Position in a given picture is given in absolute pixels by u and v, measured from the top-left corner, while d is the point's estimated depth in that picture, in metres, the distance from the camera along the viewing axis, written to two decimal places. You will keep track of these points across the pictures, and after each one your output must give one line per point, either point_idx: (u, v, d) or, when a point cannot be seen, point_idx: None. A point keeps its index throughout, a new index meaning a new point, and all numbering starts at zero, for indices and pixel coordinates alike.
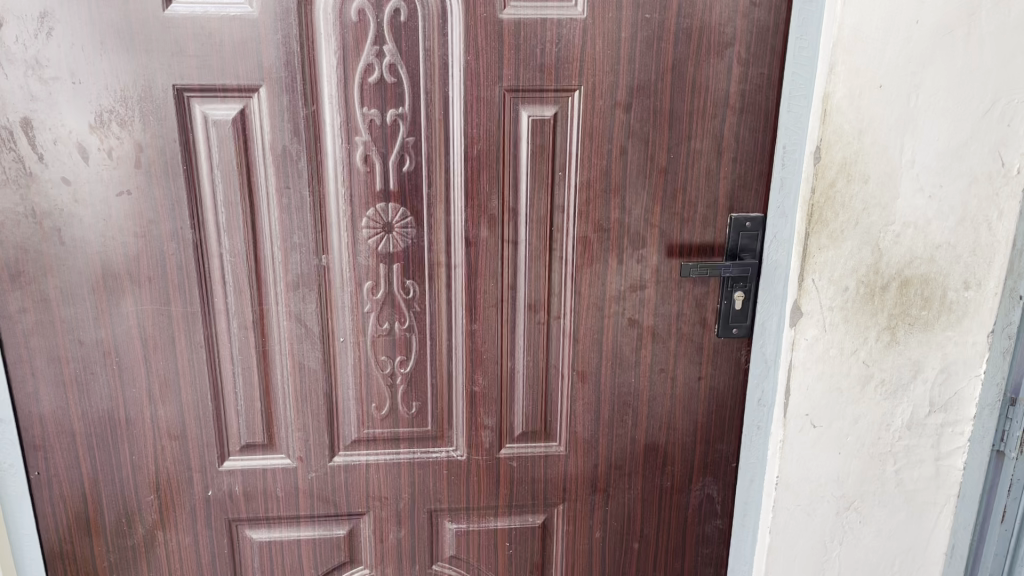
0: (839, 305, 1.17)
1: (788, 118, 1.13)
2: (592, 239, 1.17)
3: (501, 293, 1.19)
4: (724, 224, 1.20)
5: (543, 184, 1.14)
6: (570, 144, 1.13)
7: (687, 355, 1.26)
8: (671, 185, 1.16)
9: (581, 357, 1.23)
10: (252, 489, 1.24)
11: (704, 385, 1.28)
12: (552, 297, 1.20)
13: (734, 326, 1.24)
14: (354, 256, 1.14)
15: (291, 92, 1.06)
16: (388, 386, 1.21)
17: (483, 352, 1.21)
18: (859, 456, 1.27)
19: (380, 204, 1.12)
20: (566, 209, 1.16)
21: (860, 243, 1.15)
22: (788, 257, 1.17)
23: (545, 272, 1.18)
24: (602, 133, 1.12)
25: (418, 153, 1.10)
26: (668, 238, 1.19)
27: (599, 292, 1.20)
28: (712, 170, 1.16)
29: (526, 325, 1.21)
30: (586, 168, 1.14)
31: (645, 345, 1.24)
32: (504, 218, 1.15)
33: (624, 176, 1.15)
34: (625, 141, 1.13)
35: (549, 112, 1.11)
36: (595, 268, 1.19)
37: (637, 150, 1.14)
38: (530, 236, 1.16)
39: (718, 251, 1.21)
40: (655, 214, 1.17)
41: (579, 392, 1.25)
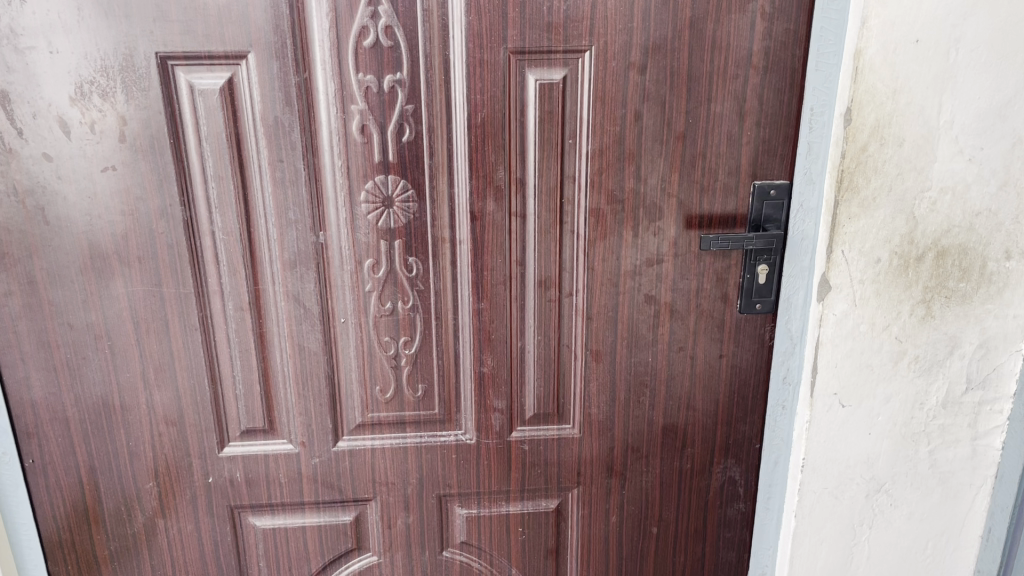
0: (869, 277, 1.11)
1: (816, 77, 1.05)
2: (605, 212, 1.10)
3: (509, 270, 1.12)
4: (747, 193, 1.12)
5: (552, 153, 1.07)
6: (580, 108, 1.05)
7: (707, 333, 1.18)
8: (690, 151, 1.08)
9: (595, 336, 1.17)
10: (254, 476, 1.20)
11: (726, 363, 1.21)
12: (563, 274, 1.13)
13: (758, 301, 1.16)
14: (354, 232, 1.08)
15: (281, 58, 0.99)
16: (392, 369, 1.16)
17: (491, 332, 1.15)
18: (890, 437, 1.21)
19: (378, 176, 1.06)
20: (577, 180, 1.09)
21: (892, 212, 1.08)
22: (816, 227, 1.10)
23: (556, 247, 1.12)
24: (614, 97, 1.05)
25: (418, 121, 1.03)
26: (687, 208, 1.11)
27: (614, 268, 1.13)
28: (734, 134, 1.08)
29: (536, 302, 1.15)
30: (598, 135, 1.06)
31: (663, 323, 1.17)
32: (510, 190, 1.08)
33: (638, 144, 1.07)
34: (639, 106, 1.06)
35: (559, 75, 1.04)
36: (609, 242, 1.12)
37: (652, 115, 1.06)
38: (540, 209, 1.10)
39: (740, 223, 1.14)
40: (672, 182, 1.10)
41: (594, 372, 1.19)
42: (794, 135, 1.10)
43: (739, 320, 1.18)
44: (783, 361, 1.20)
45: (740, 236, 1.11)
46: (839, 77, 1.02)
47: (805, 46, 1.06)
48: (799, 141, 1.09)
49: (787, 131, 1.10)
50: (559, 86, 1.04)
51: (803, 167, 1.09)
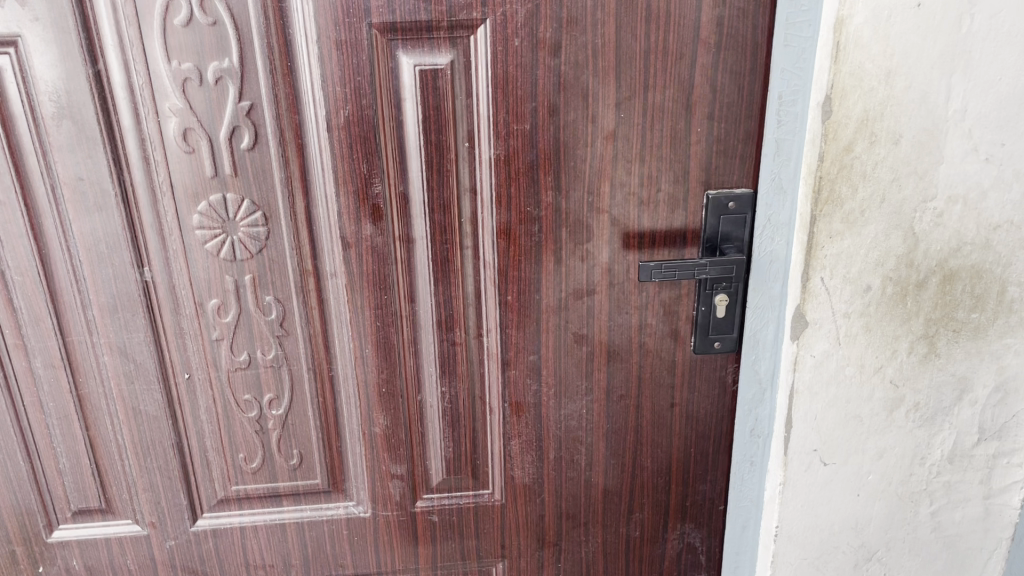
0: (857, 309, 0.88)
1: (786, 55, 0.79)
2: (518, 233, 0.86)
3: (398, 309, 0.88)
4: (700, 205, 0.87)
5: (442, 162, 0.82)
6: (476, 102, 0.80)
7: (655, 378, 0.94)
8: (624, 154, 0.83)
9: (514, 385, 0.93)
10: (96, 563, 0.96)
11: (680, 414, 0.97)
12: (469, 311, 0.89)
13: (716, 339, 0.92)
14: (189, 268, 0.83)
15: (63, 43, 0.74)
16: (257, 433, 0.92)
17: (380, 386, 0.91)
18: (884, 498, 0.98)
19: (213, 196, 0.81)
20: (479, 194, 0.84)
21: (886, 229, 0.84)
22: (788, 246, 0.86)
23: (456, 279, 0.87)
24: (520, 86, 0.79)
25: (260, 123, 0.78)
26: (623, 226, 0.87)
27: (532, 303, 0.89)
28: (681, 131, 0.83)
29: (436, 347, 0.90)
30: (502, 135, 0.81)
31: (599, 367, 0.93)
32: (391, 210, 0.83)
33: (556, 147, 0.82)
34: (554, 97, 0.80)
35: (444, 57, 0.78)
36: (525, 271, 0.87)
37: (572, 108, 0.81)
38: (432, 233, 0.85)
39: (691, 243, 0.89)
40: (603, 194, 0.85)
41: (516, 429, 0.95)
42: (758, 130, 0.84)
43: (694, 361, 0.94)
44: (751, 409, 0.96)
45: (693, 264, 0.86)
46: (816, 56, 0.77)
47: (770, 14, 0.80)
48: (765, 137, 0.84)
49: (749, 125, 0.84)
50: (446, 72, 0.78)
51: (771, 170, 0.85)
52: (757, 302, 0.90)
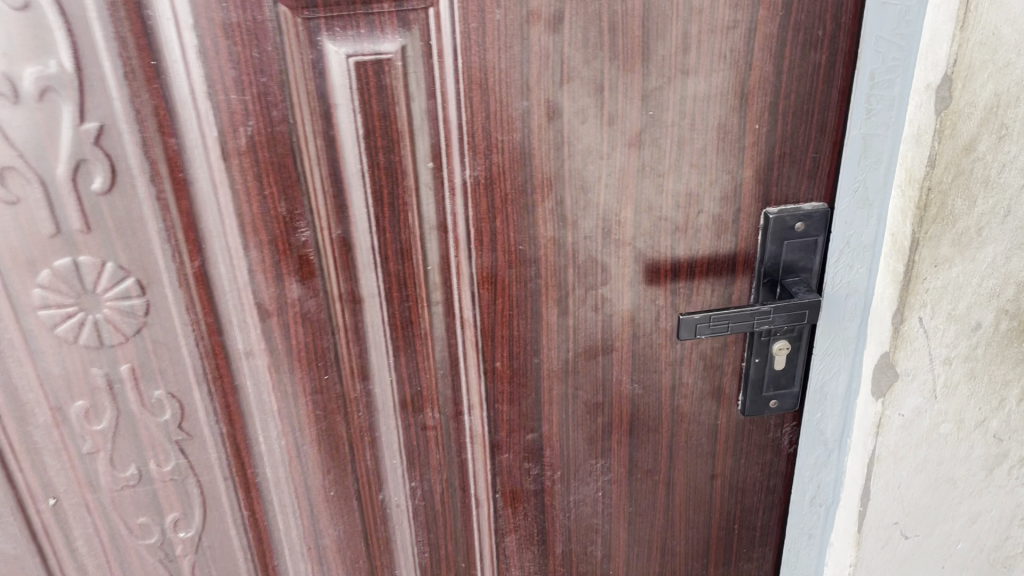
0: (960, 353, 0.66)
1: (882, 17, 0.55)
2: (507, 280, 0.61)
3: (344, 392, 0.63)
4: (756, 227, 0.63)
5: (395, 192, 0.56)
6: (441, 106, 0.54)
7: (690, 446, 0.72)
8: (653, 166, 0.59)
9: (508, 471, 0.70)
10: None
11: (722, 486, 0.75)
12: (443, 386, 0.65)
13: (772, 398, 0.70)
14: (36, 363, 0.57)
15: None
16: (162, 562, 0.67)
17: (328, 490, 0.67)
18: (973, 568, 0.78)
19: (59, 261, 0.54)
20: (451, 233, 0.59)
21: (1006, 250, 0.62)
22: (872, 277, 0.64)
23: (425, 347, 0.63)
24: (506, 79, 0.54)
25: (117, 152, 0.52)
26: (651, 263, 0.63)
27: (530, 368, 0.65)
28: (731, 131, 0.59)
29: (401, 434, 0.66)
30: (482, 150, 0.56)
31: (618, 440, 0.70)
32: (325, 262, 0.58)
33: (559, 162, 0.58)
34: (555, 93, 0.55)
35: (392, 42, 0.52)
36: (518, 328, 0.64)
37: (581, 108, 0.56)
38: (387, 290, 0.60)
39: (741, 276, 0.65)
40: (624, 223, 0.61)
41: (511, 522, 0.72)
42: (835, 122, 0.60)
43: (740, 422, 0.72)
44: (814, 475, 0.75)
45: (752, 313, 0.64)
46: (928, 19, 0.53)
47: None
48: (848, 132, 0.60)
49: (823, 117, 0.60)
50: (395, 64, 0.52)
51: (853, 177, 0.61)
52: (825, 347, 0.68)
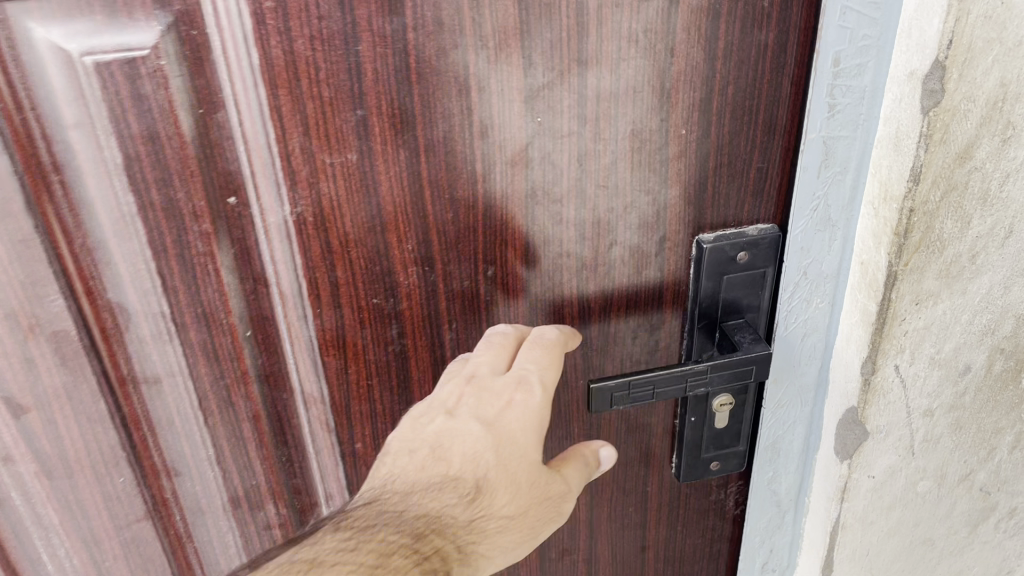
0: (945, 402, 0.53)
1: None
2: (360, 343, 0.47)
3: (154, 494, 0.48)
4: (687, 257, 0.49)
5: (182, 239, 0.40)
6: (235, 120, 0.38)
7: (612, 520, 0.59)
8: (546, 187, 0.44)
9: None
10: None
11: (655, 555, 0.63)
12: (288, 475, 0.50)
13: (714, 458, 0.56)
14: None
15: None
16: None
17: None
18: None
19: None
20: (275, 288, 0.44)
21: (1005, 278, 0.49)
22: (837, 311, 0.51)
23: (255, 432, 0.48)
24: (327, 80, 0.38)
25: None
26: (549, 310, 0.49)
27: (402, 448, 0.51)
28: (649, 139, 0.44)
29: (238, 536, 0.52)
30: (304, 179, 0.40)
31: None
32: (98, 340, 0.42)
33: (417, 190, 0.42)
34: (403, 96, 0.39)
35: (146, 30, 0.35)
36: (381, 398, 0.49)
37: (441, 114, 0.40)
38: (194, 366, 0.44)
39: (670, 318, 0.51)
40: (512, 265, 0.46)
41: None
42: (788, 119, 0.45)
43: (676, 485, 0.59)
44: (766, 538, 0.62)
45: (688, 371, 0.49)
46: None
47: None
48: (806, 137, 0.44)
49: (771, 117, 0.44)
50: (153, 63, 0.36)
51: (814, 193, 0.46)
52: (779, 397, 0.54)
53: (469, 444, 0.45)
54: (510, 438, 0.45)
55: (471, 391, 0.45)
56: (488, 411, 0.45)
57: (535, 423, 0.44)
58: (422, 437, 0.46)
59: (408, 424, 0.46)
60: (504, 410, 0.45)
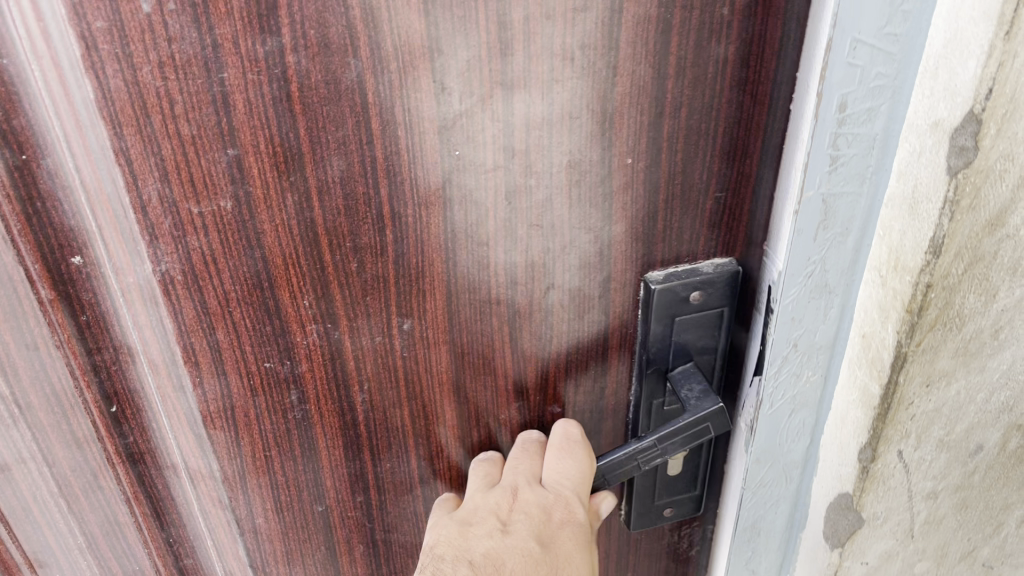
0: (950, 484, 0.46)
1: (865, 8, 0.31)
2: (252, 408, 0.40)
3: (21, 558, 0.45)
4: (636, 300, 0.41)
5: (19, 304, 0.34)
6: (71, 165, 0.32)
7: None
8: (469, 229, 0.37)
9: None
10: None
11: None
12: (169, 541, 0.46)
13: (666, 505, 0.50)
14: None
15: None
16: None
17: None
18: None
19: None
20: (143, 355, 0.38)
21: None
22: (832, 384, 0.43)
23: (130, 501, 0.43)
24: (187, 113, 0.31)
25: None
26: (475, 356, 0.42)
27: (309, 519, 0.46)
28: (590, 172, 0.36)
29: None
30: (165, 233, 0.34)
31: None
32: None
33: (309, 240, 0.35)
34: (286, 129, 0.32)
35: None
36: (280, 467, 0.43)
37: (334, 148, 0.33)
38: (44, 436, 0.39)
39: (617, 364, 0.44)
40: (429, 316, 0.39)
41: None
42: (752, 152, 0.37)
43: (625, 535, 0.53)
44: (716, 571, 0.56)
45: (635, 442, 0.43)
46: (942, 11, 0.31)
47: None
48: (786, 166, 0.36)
49: (727, 144, 0.37)
50: None
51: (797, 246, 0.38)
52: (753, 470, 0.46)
53: (524, 562, 0.41)
54: (566, 559, 0.42)
55: (523, 504, 0.42)
56: (546, 530, 0.42)
57: (587, 539, 0.43)
58: (476, 554, 0.41)
59: (456, 533, 0.42)
60: (557, 524, 0.42)
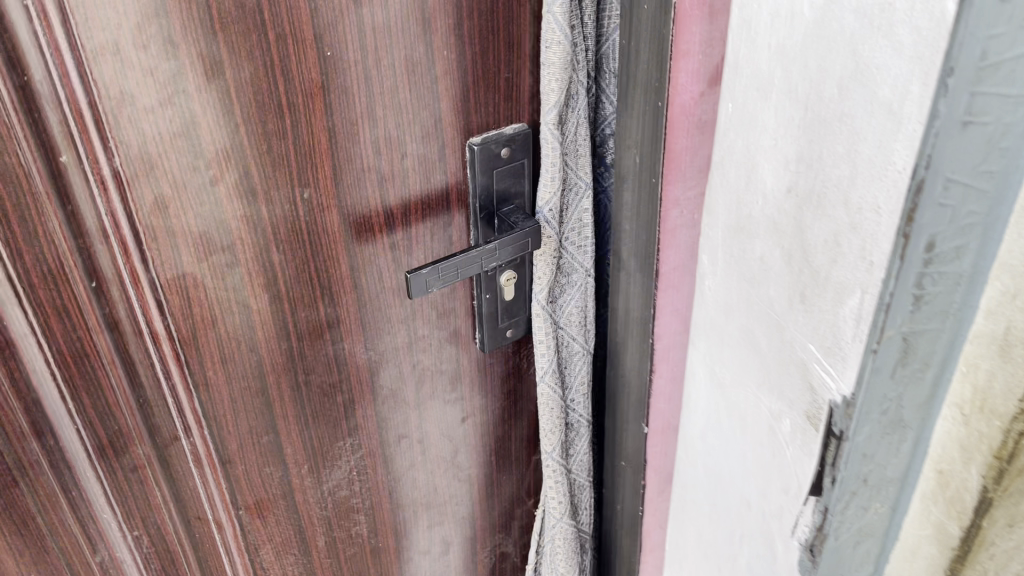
0: None
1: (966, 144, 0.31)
2: (198, 276, 0.49)
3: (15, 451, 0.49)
4: (462, 162, 0.56)
5: (19, 201, 0.42)
6: (60, 83, 0.40)
7: (434, 398, 0.65)
8: (344, 113, 0.49)
9: (247, 481, 0.58)
10: None
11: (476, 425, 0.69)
12: (146, 415, 0.52)
13: (508, 329, 0.64)
14: None
15: None
16: None
17: (16, 548, 0.52)
18: None
19: None
20: (116, 240, 0.45)
21: None
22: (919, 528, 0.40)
23: (111, 382, 0.49)
24: (141, 37, 0.41)
25: None
26: (357, 212, 0.53)
27: (249, 368, 0.54)
28: (419, 61, 0.50)
29: (104, 485, 0.53)
30: (128, 126, 0.43)
31: (365, 415, 0.61)
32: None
33: (233, 129, 0.46)
34: (209, 43, 0.43)
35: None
36: (225, 323, 0.51)
37: (246, 58, 0.44)
38: (45, 323, 0.46)
39: (456, 216, 0.57)
40: (320, 181, 0.50)
41: (257, 510, 0.60)
42: (527, 40, 0.53)
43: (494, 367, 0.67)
44: (563, 475, 0.68)
45: (474, 250, 0.55)
46: None
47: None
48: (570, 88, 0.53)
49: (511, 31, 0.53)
50: None
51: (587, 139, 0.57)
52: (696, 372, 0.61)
53: None
54: None
55: None
56: None
57: None
58: None
59: None
60: None
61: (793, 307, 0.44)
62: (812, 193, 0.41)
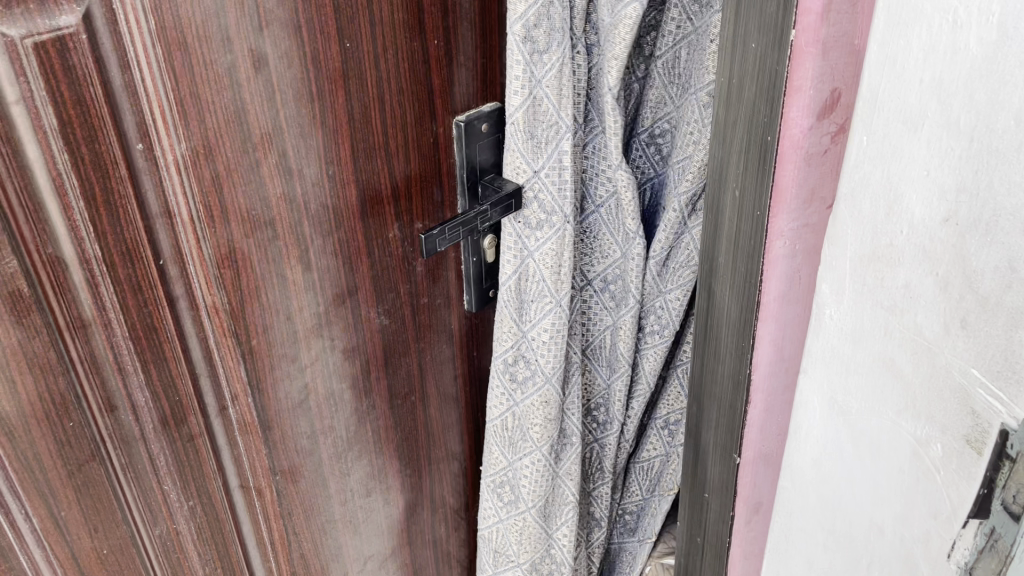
0: None
1: None
2: (246, 250, 0.51)
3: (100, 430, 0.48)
4: (450, 139, 0.61)
5: (106, 187, 0.43)
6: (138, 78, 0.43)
7: (435, 359, 0.69)
8: (360, 98, 0.53)
9: (283, 445, 0.60)
10: None
11: (465, 382, 0.74)
12: (203, 384, 0.53)
13: (489, 286, 0.70)
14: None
15: None
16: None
17: (100, 532, 0.50)
18: None
19: None
20: (181, 218, 0.47)
21: None
22: None
23: (175, 351, 0.50)
24: (207, 37, 0.44)
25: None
26: (370, 185, 0.57)
27: (285, 334, 0.56)
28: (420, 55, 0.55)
29: (169, 456, 0.53)
30: (196, 118, 0.45)
31: (378, 377, 0.65)
32: (42, 290, 0.43)
33: (274, 118, 0.49)
34: (257, 40, 0.46)
35: (69, 12, 0.39)
36: (267, 295, 0.54)
37: (286, 50, 0.48)
38: (124, 302, 0.46)
39: (447, 189, 0.63)
40: (341, 156, 0.54)
41: (291, 476, 0.62)
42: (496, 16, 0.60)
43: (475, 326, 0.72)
44: (507, 395, 0.69)
45: (470, 212, 0.59)
46: None
47: (745, 9, 0.50)
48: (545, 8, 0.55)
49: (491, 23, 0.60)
50: (80, 39, 0.40)
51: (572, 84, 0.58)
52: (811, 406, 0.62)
53: None
54: None
55: None
56: None
57: None
58: None
59: None
60: None
61: (949, 332, 0.45)
62: (979, 221, 0.42)
